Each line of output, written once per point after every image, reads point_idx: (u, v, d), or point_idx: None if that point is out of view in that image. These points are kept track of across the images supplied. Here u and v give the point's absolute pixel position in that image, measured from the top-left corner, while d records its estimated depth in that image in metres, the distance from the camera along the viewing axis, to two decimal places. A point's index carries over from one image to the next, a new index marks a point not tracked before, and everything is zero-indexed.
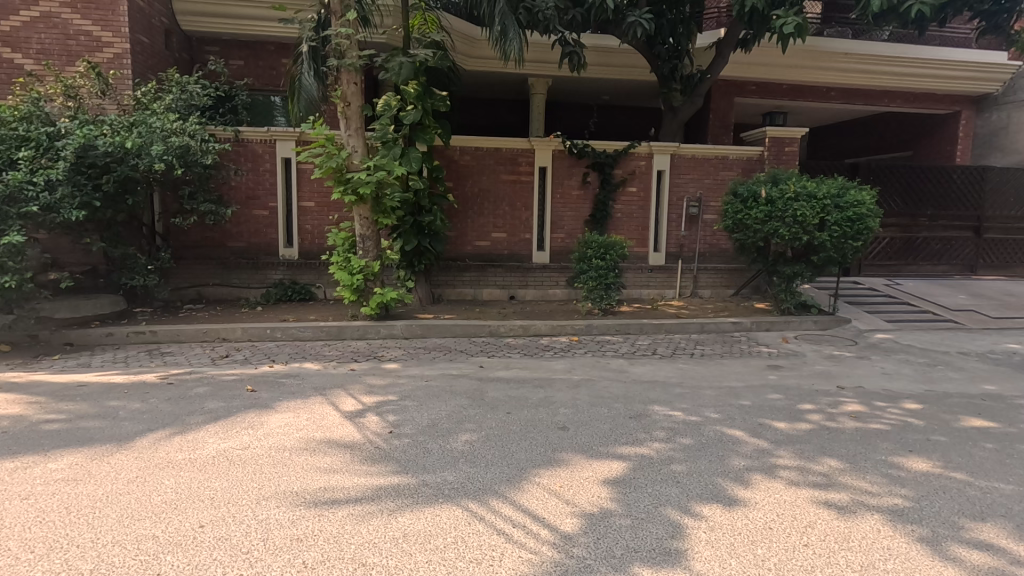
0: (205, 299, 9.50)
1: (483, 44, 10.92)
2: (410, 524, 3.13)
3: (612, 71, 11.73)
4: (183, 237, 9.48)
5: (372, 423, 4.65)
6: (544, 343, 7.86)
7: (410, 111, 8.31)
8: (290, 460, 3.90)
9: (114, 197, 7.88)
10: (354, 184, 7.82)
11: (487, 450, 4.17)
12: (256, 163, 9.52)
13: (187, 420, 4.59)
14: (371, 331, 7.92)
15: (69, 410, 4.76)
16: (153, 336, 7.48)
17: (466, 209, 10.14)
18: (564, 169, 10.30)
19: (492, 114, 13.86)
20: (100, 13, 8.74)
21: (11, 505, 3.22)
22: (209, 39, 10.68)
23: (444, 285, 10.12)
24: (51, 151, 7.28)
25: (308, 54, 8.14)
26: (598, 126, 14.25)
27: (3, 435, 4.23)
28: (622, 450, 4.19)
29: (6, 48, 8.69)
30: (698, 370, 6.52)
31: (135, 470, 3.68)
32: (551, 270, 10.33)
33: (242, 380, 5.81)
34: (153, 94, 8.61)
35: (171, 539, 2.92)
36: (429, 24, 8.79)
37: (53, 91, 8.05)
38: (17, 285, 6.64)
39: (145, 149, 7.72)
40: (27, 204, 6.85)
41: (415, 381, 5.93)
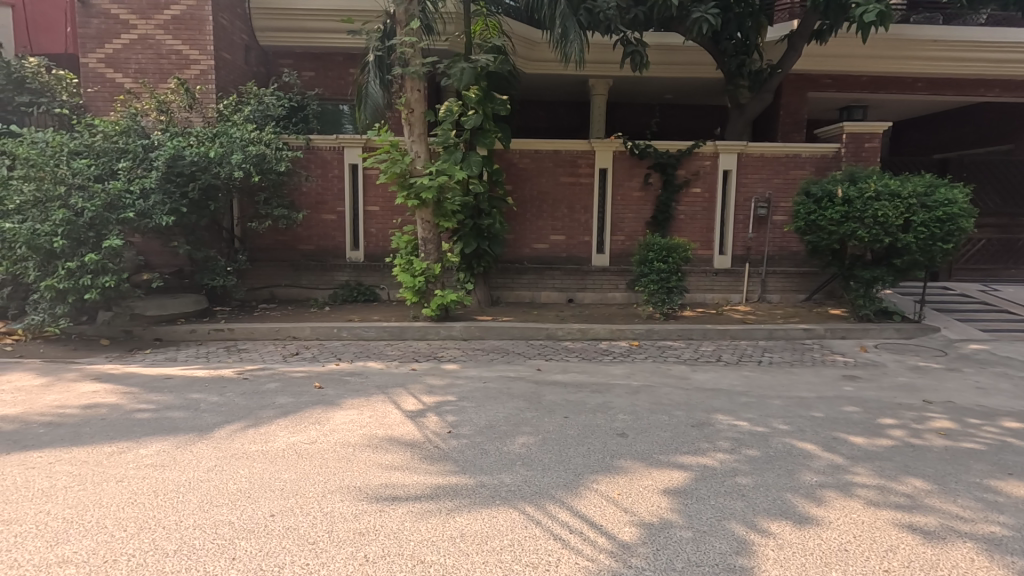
0: (277, 300, 10.02)
1: (544, 47, 10.94)
2: (468, 524, 3.16)
3: (676, 70, 11.44)
4: (259, 241, 10.05)
5: (432, 423, 4.75)
6: (603, 347, 7.73)
7: (471, 115, 8.45)
8: (355, 455, 4.05)
9: (199, 204, 8.48)
10: (417, 189, 8.03)
11: (544, 454, 4.16)
12: (325, 170, 9.97)
13: (259, 414, 4.86)
14: (432, 332, 8.07)
15: (157, 401, 5.15)
16: (231, 333, 7.97)
17: (525, 212, 10.18)
18: (625, 170, 10.13)
19: (552, 116, 13.83)
20: (188, 33, 9.44)
21: (108, 486, 3.51)
22: (284, 53, 11.29)
23: (503, 287, 10.20)
24: (145, 162, 7.92)
25: (374, 63, 8.42)
26: (660, 126, 13.94)
27: (101, 421, 4.64)
28: (683, 460, 4.06)
29: (109, 69, 9.54)
30: (765, 379, 6.22)
31: (214, 459, 3.93)
32: (610, 273, 10.18)
33: (310, 377, 6.08)
34: (233, 107, 9.20)
35: (245, 526, 3.09)
36: (490, 29, 8.90)
37: (148, 107, 8.77)
38: (116, 284, 7.29)
39: (226, 158, 8.28)
40: (125, 211, 7.46)
41: (473, 382, 5.99)
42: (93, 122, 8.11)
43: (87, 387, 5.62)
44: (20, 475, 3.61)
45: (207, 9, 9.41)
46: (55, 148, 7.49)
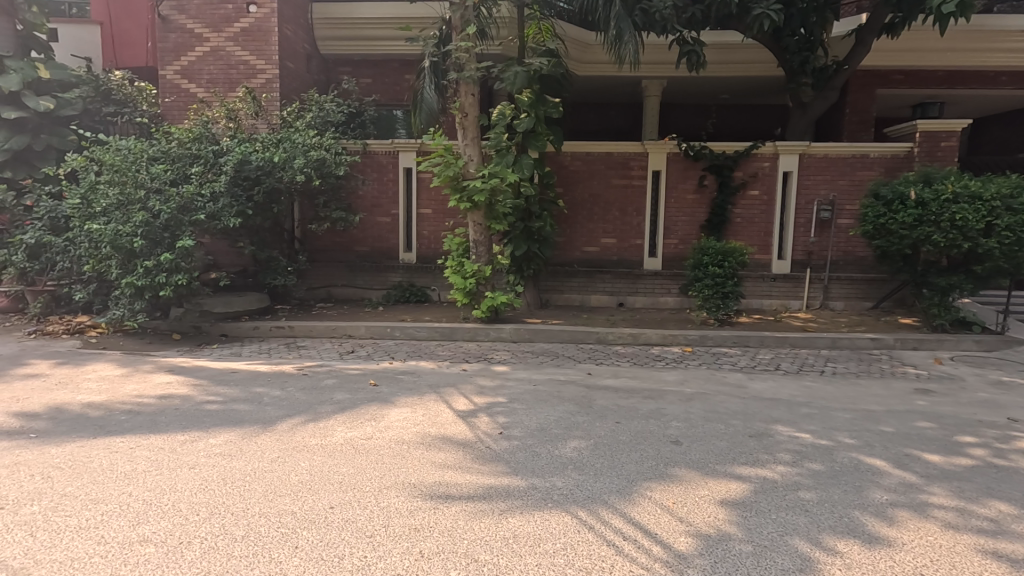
0: (334, 299, 10.35)
1: (597, 48, 10.88)
2: (520, 525, 3.17)
3: (734, 69, 11.13)
4: (317, 242, 10.45)
5: (483, 423, 4.79)
6: (655, 353, 7.58)
7: (524, 119, 8.50)
8: (409, 452, 4.14)
9: (263, 207, 8.90)
10: (469, 192, 8.15)
11: (596, 458, 4.12)
12: (380, 174, 10.26)
13: (319, 409, 5.04)
14: (481, 333, 8.15)
15: (224, 394, 5.43)
16: (291, 331, 8.30)
17: (576, 214, 10.13)
18: (679, 172, 9.92)
19: (603, 117, 13.70)
20: (256, 44, 9.93)
21: (182, 472, 3.73)
22: (343, 60, 11.69)
23: (552, 290, 10.19)
24: (215, 167, 8.38)
25: (430, 69, 8.60)
26: (716, 127, 13.57)
27: (175, 411, 4.93)
28: (741, 471, 3.93)
29: (184, 80, 10.15)
30: (828, 390, 5.93)
31: (277, 451, 4.11)
32: (662, 277, 9.98)
33: (366, 374, 6.26)
34: (296, 113, 9.61)
35: (306, 516, 3.21)
36: (543, 33, 8.93)
37: (218, 115, 9.28)
38: (187, 282, 7.74)
39: (289, 163, 8.67)
40: (197, 213, 7.91)
41: (523, 384, 6.01)
42: (170, 129, 8.64)
43: (161, 378, 6.00)
44: (105, 458, 3.88)
45: (273, 21, 9.87)
46: (136, 154, 8.02)
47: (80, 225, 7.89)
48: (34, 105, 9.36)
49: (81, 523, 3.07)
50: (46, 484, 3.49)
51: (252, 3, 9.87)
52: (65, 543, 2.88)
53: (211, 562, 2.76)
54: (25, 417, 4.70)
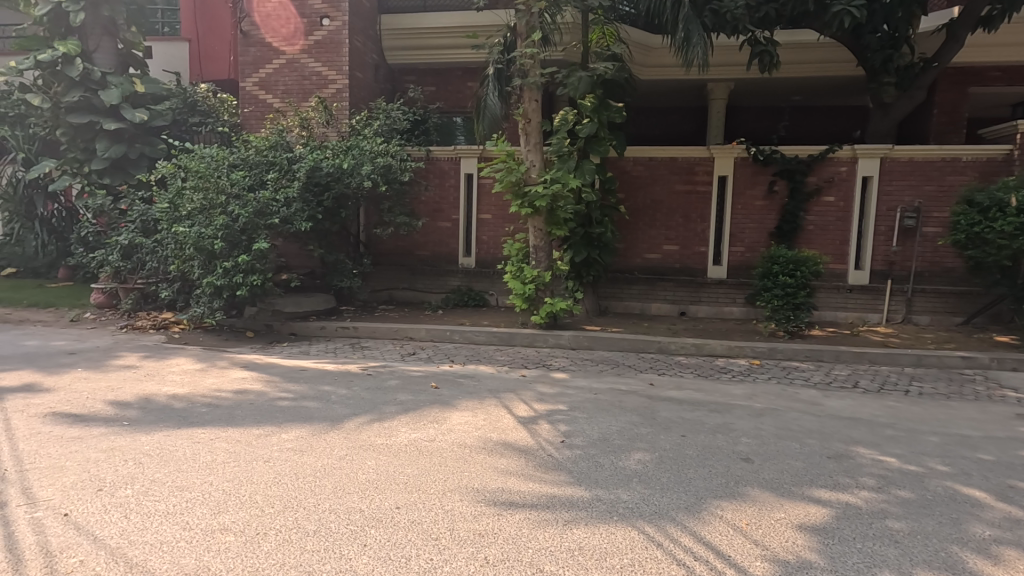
0: (395, 301, 10.63)
1: (662, 52, 10.67)
2: (585, 537, 3.10)
3: (808, 69, 10.63)
4: (381, 246, 10.76)
5: (544, 430, 4.75)
6: (720, 365, 7.31)
7: (587, 124, 8.44)
8: (471, 456, 4.16)
9: (332, 212, 9.26)
10: (531, 198, 8.15)
11: (662, 472, 3.99)
12: (442, 179, 10.45)
13: (383, 409, 5.15)
14: (540, 339, 8.12)
15: (294, 390, 5.65)
16: (355, 331, 8.57)
17: (638, 221, 9.93)
18: (748, 177, 9.54)
19: (667, 122, 13.40)
20: (328, 56, 10.37)
21: (259, 464, 3.90)
22: (408, 70, 12.00)
23: (611, 297, 10.05)
24: (289, 174, 8.79)
25: (494, 76, 8.70)
26: (788, 130, 12.96)
27: (250, 405, 5.17)
28: (820, 494, 3.69)
29: (262, 91, 10.73)
30: (915, 411, 5.50)
31: (346, 449, 4.22)
32: (727, 286, 9.62)
33: (427, 377, 6.36)
34: (364, 122, 9.95)
35: (373, 515, 3.27)
36: (607, 37, 8.87)
37: (293, 123, 9.75)
38: (261, 282, 8.13)
39: (357, 169, 9.00)
40: (272, 217, 8.31)
41: (584, 393, 5.90)
42: (248, 138, 9.13)
43: (238, 373, 6.33)
44: (189, 448, 4.12)
45: (345, 33, 10.29)
46: (219, 161, 8.53)
47: (168, 228, 8.46)
48: (130, 117, 10.15)
49: (169, 508, 3.25)
50: (138, 469, 3.73)
51: (326, 16, 10.32)
52: (155, 527, 3.06)
53: (285, 555, 2.85)
54: (119, 406, 5.06)
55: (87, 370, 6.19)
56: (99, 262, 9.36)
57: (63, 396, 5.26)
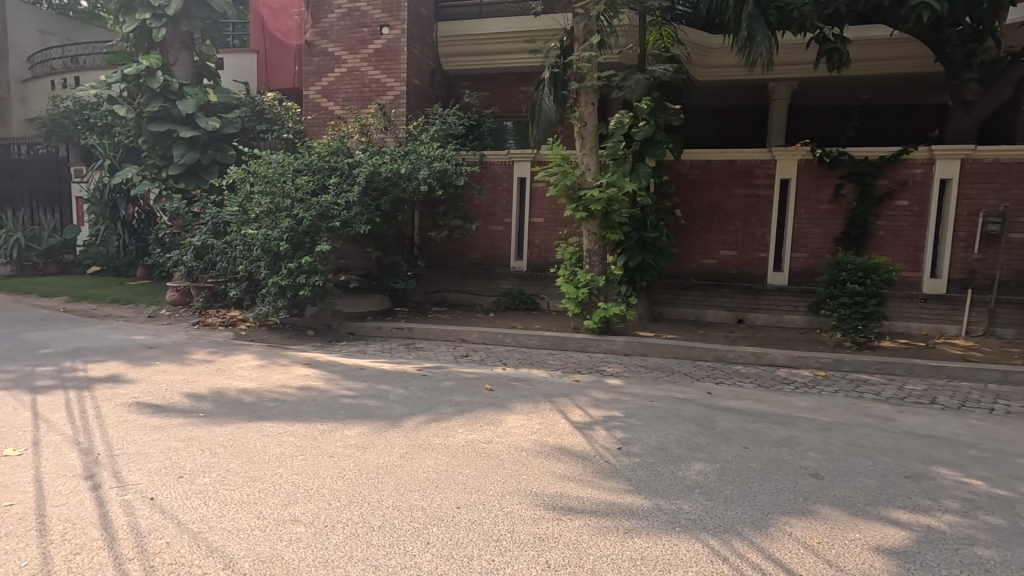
0: (447, 303, 10.80)
1: (722, 52, 10.42)
2: (648, 547, 3.05)
3: (880, 66, 10.12)
4: (434, 249, 10.96)
5: (601, 437, 4.70)
6: (782, 375, 7.02)
7: (643, 127, 8.33)
8: (528, 460, 4.17)
9: (389, 215, 9.52)
10: (586, 202, 8.10)
11: (725, 485, 3.87)
12: (495, 183, 10.55)
13: (440, 409, 5.23)
14: (593, 344, 8.05)
15: (354, 388, 5.83)
16: (409, 332, 8.77)
17: (694, 225, 9.70)
18: (812, 180, 9.15)
19: (725, 124, 13.04)
20: (387, 64, 10.66)
21: (324, 459, 4.04)
22: (463, 75, 12.18)
23: (665, 303, 9.85)
24: (349, 179, 9.07)
25: (550, 80, 8.72)
26: (858, 130, 12.33)
27: (314, 401, 5.37)
28: (899, 516, 3.48)
29: (324, 99, 11.15)
30: (1001, 430, 5.13)
31: (406, 447, 4.31)
32: (788, 293, 9.26)
33: (482, 379, 6.42)
34: (421, 127, 10.17)
35: (436, 513, 3.33)
36: (665, 38, 8.74)
37: (353, 129, 10.07)
38: (323, 283, 8.43)
39: (414, 174, 9.23)
40: (334, 220, 8.60)
41: (639, 400, 5.81)
42: (312, 144, 9.48)
43: (301, 370, 6.58)
44: (259, 440, 4.32)
45: (404, 41, 10.56)
46: (284, 166, 8.91)
47: (237, 230, 8.90)
48: (204, 125, 10.75)
49: (243, 497, 3.42)
50: (214, 459, 3.93)
51: (385, 25, 10.63)
52: (231, 514, 3.21)
53: (352, 548, 2.94)
54: (194, 398, 5.35)
55: (166, 364, 6.60)
56: (174, 263, 9.95)
57: (144, 388, 5.60)
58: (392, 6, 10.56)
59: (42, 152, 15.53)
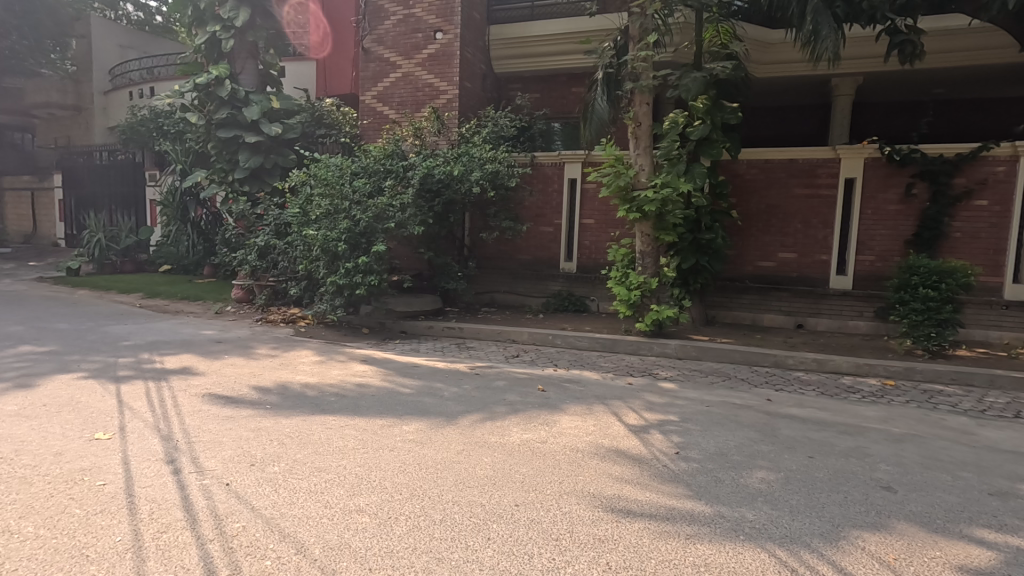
0: (497, 304, 10.87)
1: (782, 47, 10.08)
2: (711, 554, 2.98)
3: (957, 58, 9.54)
4: (484, 250, 11.07)
5: (657, 440, 4.63)
6: (847, 383, 6.71)
7: (699, 126, 8.16)
8: (585, 461, 4.15)
9: (442, 216, 9.71)
10: (639, 202, 7.99)
11: (790, 494, 3.74)
12: (546, 185, 10.57)
13: (494, 408, 5.28)
14: (645, 347, 7.93)
15: (410, 385, 5.97)
16: (460, 331, 8.89)
17: (750, 227, 9.41)
18: (880, 179, 8.71)
19: (784, 122, 12.59)
20: (441, 68, 10.87)
21: (385, 452, 4.15)
22: (514, 78, 12.27)
23: (719, 306, 9.60)
24: (404, 181, 9.29)
25: (603, 80, 8.68)
26: (932, 126, 11.68)
27: (372, 397, 5.53)
28: (983, 535, 3.28)
29: (380, 104, 11.46)
30: None
31: (462, 444, 4.37)
32: (852, 298, 8.85)
33: (534, 379, 6.44)
34: (473, 130, 10.29)
35: (495, 510, 3.36)
36: (722, 35, 8.52)
37: (407, 133, 10.29)
38: (378, 282, 8.66)
39: (467, 175, 9.39)
40: (389, 221, 8.83)
41: (696, 405, 5.68)
42: (368, 148, 9.76)
43: (358, 367, 6.78)
44: (323, 432, 4.49)
45: (457, 45, 10.73)
46: (342, 169, 9.20)
47: (298, 231, 9.25)
48: (267, 131, 11.24)
49: (311, 487, 3.56)
50: (282, 449, 4.11)
51: (439, 30, 10.84)
52: (301, 502, 3.35)
53: (416, 540, 3.01)
54: (261, 391, 5.60)
55: (234, 358, 6.94)
56: (239, 262, 10.45)
57: (215, 380, 5.92)
58: (445, 11, 10.76)
59: (121, 158, 16.63)
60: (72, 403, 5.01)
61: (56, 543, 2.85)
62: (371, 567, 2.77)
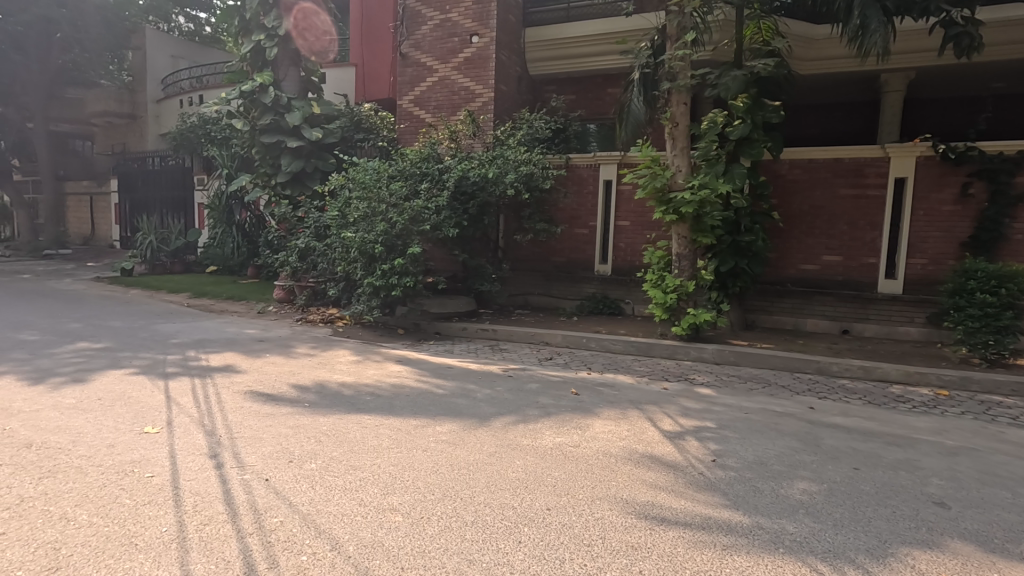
0: (530, 306, 10.84)
1: (828, 42, 9.75)
2: (748, 567, 2.89)
3: (1018, 50, 9.02)
4: (518, 251, 11.08)
5: (693, 447, 4.53)
6: (896, 392, 6.41)
7: (739, 125, 7.97)
8: (618, 467, 4.09)
9: (476, 219, 9.77)
10: (676, 204, 7.85)
11: (833, 507, 3.59)
12: (581, 186, 10.50)
13: (526, 411, 5.27)
14: (681, 351, 7.78)
15: (443, 387, 6.02)
16: (494, 333, 8.92)
17: (793, 228, 9.13)
18: (933, 179, 8.31)
19: (829, 120, 12.15)
20: (476, 71, 10.95)
21: (418, 452, 4.20)
22: (549, 80, 12.25)
23: (759, 310, 9.33)
24: (440, 184, 9.41)
25: (640, 81, 8.58)
26: (991, 122, 11.03)
27: (407, 397, 5.60)
28: None
29: (416, 108, 11.63)
30: None
31: (494, 446, 4.38)
32: (902, 303, 8.47)
33: (567, 382, 6.39)
34: (508, 132, 10.32)
35: (526, 514, 3.35)
36: (763, 32, 8.29)
37: (443, 136, 10.39)
38: (413, 284, 8.79)
39: (501, 178, 9.43)
40: (425, 223, 8.96)
41: (734, 411, 5.54)
42: (404, 151, 9.91)
43: (394, 367, 6.88)
44: (358, 431, 4.57)
45: (492, 48, 10.79)
46: (379, 172, 9.37)
47: (336, 233, 9.45)
48: (308, 136, 11.55)
49: (346, 484, 3.62)
50: (319, 447, 4.21)
51: (475, 34, 10.92)
52: (336, 500, 3.42)
53: (448, 540, 3.03)
54: (299, 389, 5.74)
55: (274, 356, 7.15)
56: (281, 263, 10.76)
57: (256, 377, 6.12)
58: (481, 15, 10.84)
59: (172, 163, 17.38)
60: (124, 398, 5.26)
61: (108, 531, 2.99)
62: (403, 566, 2.79)
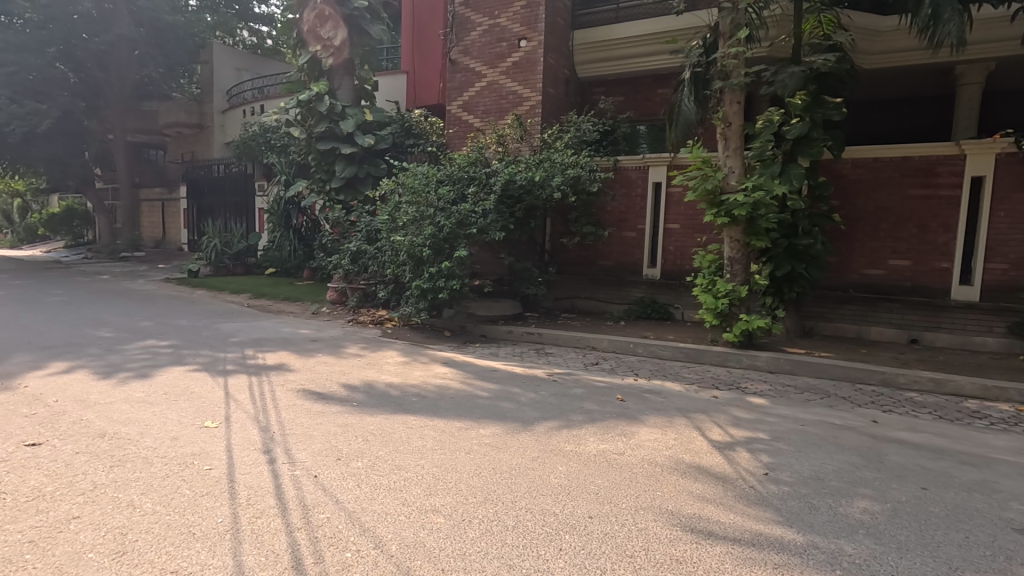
0: (577, 310, 10.74)
1: (895, 35, 9.22)
2: None
3: None
4: (565, 255, 11.02)
5: (744, 459, 4.36)
6: (971, 407, 5.96)
7: (796, 124, 7.68)
8: (663, 477, 3.98)
9: (523, 222, 9.78)
10: (728, 207, 7.57)
11: (897, 528, 3.37)
12: (629, 189, 10.34)
13: (571, 416, 5.22)
14: (733, 358, 7.51)
15: (487, 390, 6.04)
16: (539, 337, 8.90)
17: (856, 231, 8.67)
18: (1016, 178, 7.69)
19: (897, 117, 11.48)
20: (524, 76, 10.98)
21: (461, 455, 4.23)
22: (598, 81, 12.12)
23: (818, 317, 8.90)
24: (487, 187, 9.51)
25: (690, 80, 8.35)
26: None
27: (452, 399, 5.65)
28: None
29: (465, 113, 11.79)
30: None
31: (537, 451, 4.35)
32: (979, 311, 7.88)
33: (612, 388, 6.28)
34: (556, 135, 10.28)
35: (567, 521, 3.30)
36: (824, 26, 7.85)
37: (490, 139, 10.45)
38: (460, 287, 8.89)
39: (548, 181, 9.41)
40: (472, 227, 9.07)
41: (788, 423, 5.30)
42: (453, 155, 10.04)
43: (440, 369, 6.97)
44: (403, 431, 4.65)
45: (541, 51, 10.79)
46: (428, 176, 9.54)
47: (386, 236, 9.67)
48: (362, 142, 11.91)
49: (390, 484, 3.69)
50: (366, 446, 4.31)
51: (523, 38, 10.95)
52: (380, 499, 3.49)
53: (489, 544, 3.04)
54: (349, 389, 5.90)
55: (325, 356, 7.38)
56: (334, 265, 11.12)
57: (309, 376, 6.34)
58: (530, 19, 10.87)
59: (236, 170, 18.31)
60: (187, 393, 5.56)
61: (169, 519, 3.16)
62: (444, 567, 2.81)
